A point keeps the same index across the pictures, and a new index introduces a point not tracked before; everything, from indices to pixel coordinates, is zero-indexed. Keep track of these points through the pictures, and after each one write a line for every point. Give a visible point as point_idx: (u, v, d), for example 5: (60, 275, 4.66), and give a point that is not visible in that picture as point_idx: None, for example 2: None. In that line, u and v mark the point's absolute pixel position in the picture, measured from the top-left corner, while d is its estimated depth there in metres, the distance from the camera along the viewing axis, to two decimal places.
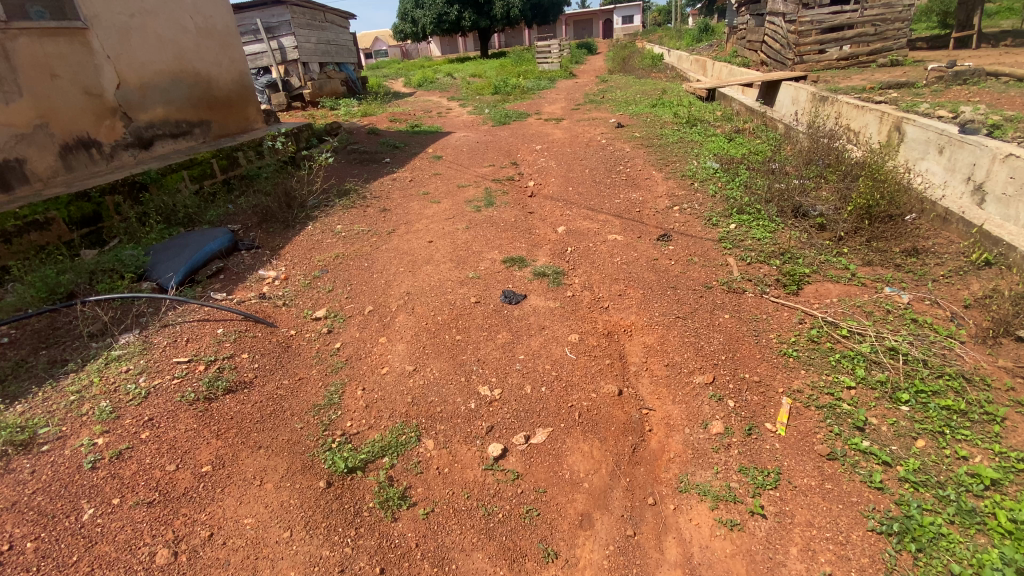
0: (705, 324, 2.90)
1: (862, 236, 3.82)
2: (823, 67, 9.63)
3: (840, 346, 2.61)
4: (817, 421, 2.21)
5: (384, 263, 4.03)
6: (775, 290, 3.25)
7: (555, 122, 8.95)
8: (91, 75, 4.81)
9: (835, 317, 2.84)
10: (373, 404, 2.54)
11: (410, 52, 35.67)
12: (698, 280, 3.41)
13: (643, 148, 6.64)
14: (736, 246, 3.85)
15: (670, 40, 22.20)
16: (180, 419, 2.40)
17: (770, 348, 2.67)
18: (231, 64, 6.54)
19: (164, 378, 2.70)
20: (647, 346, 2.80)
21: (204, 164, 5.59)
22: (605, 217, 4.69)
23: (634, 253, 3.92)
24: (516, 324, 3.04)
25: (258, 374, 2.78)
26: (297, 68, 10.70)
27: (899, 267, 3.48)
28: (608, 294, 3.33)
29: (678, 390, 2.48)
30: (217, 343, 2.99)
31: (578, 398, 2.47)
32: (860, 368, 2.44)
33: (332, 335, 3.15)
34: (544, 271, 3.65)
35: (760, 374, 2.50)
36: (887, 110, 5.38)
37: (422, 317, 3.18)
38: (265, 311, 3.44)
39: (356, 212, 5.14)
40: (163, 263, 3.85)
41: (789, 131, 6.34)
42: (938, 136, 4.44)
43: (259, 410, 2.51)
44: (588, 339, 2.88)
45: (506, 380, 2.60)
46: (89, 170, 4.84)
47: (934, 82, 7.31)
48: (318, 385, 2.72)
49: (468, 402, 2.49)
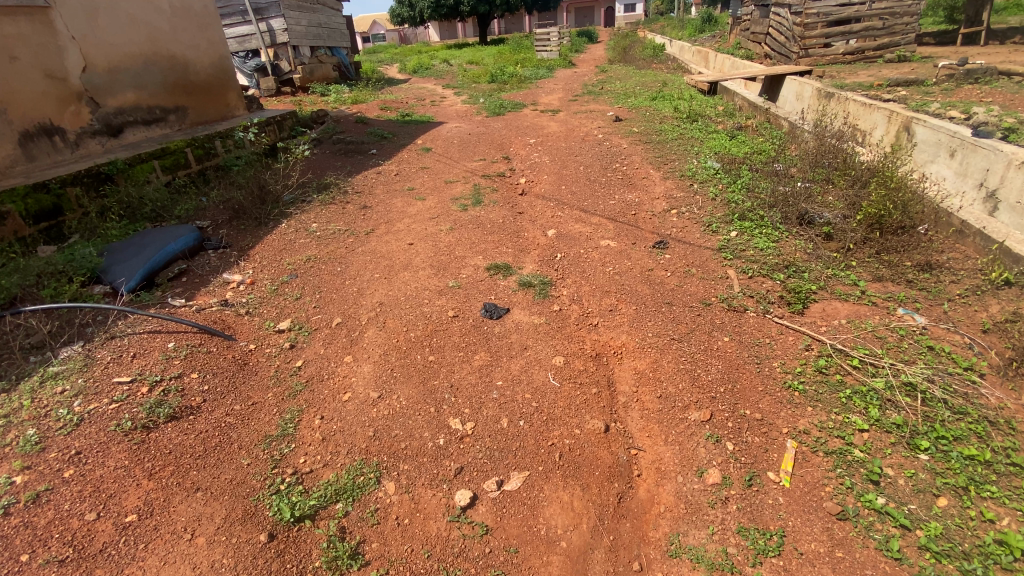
0: (703, 349, 2.64)
1: (871, 247, 3.56)
2: (828, 62, 9.29)
3: (850, 378, 2.36)
4: (826, 471, 1.96)
5: (358, 267, 3.74)
6: (779, 309, 2.98)
7: (551, 114, 8.63)
8: (53, 58, 4.46)
9: (845, 344, 2.57)
10: (331, 437, 2.28)
11: (408, 37, 34.89)
12: (695, 295, 3.14)
13: (641, 144, 6.33)
14: (738, 257, 3.57)
15: (671, 30, 21.74)
16: (111, 454, 2.14)
17: (773, 378, 2.41)
18: (209, 47, 6.17)
19: (101, 402, 2.42)
20: (637, 372, 2.55)
21: (178, 153, 5.26)
22: (598, 221, 4.41)
23: (627, 262, 3.64)
24: (496, 343, 2.77)
25: (208, 397, 2.52)
26: (286, 52, 10.28)
27: (911, 284, 3.23)
28: (598, 309, 3.07)
29: (671, 427, 2.22)
30: (166, 359, 2.72)
31: (559, 435, 2.21)
32: (874, 407, 2.18)
33: (295, 352, 2.88)
34: (531, 281, 3.37)
35: (763, 412, 2.24)
36: (896, 109, 5.10)
37: (394, 333, 2.91)
38: (225, 321, 3.16)
39: (335, 209, 4.85)
40: (119, 264, 3.55)
41: (794, 129, 6.05)
42: (949, 138, 4.18)
43: (201, 442, 2.25)
44: (574, 362, 2.61)
45: (481, 411, 2.34)
46: (52, 159, 4.51)
47: (943, 80, 7.01)
48: (272, 412, 2.47)
49: (436, 438, 2.23)
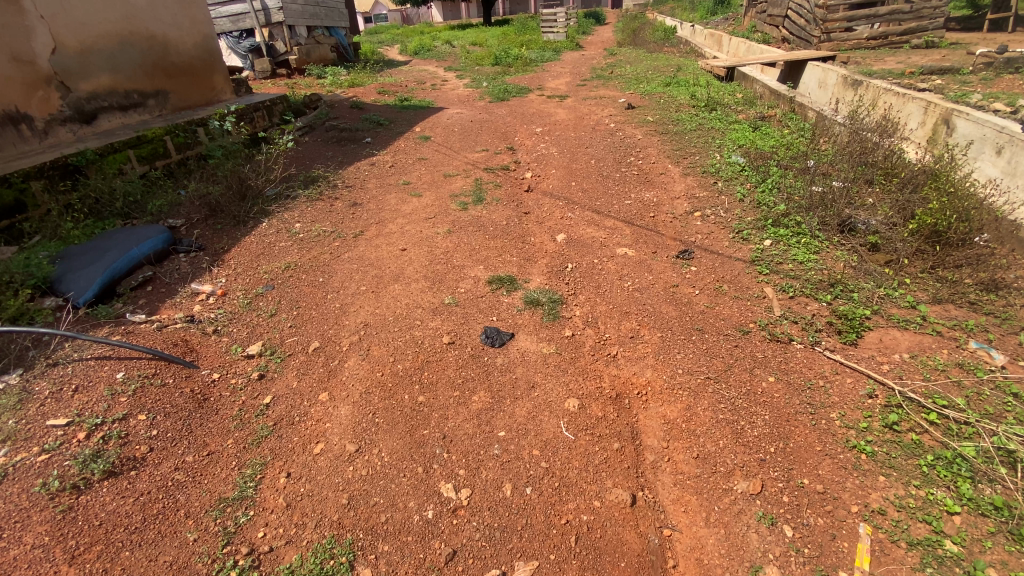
0: (745, 392, 2.22)
1: (925, 261, 3.12)
2: (851, 46, 8.62)
3: (928, 440, 1.95)
4: (911, 571, 1.56)
5: (343, 278, 3.32)
6: (830, 340, 2.54)
7: (559, 99, 8.11)
8: (19, 38, 3.99)
9: (918, 392, 2.14)
10: (297, 503, 1.89)
11: (410, 17, 34.03)
12: (728, 319, 2.71)
13: (656, 135, 5.84)
14: (775, 271, 3.13)
15: (681, 11, 20.98)
16: (30, 528, 1.77)
17: (833, 435, 2.00)
18: (193, 26, 5.67)
19: (30, 452, 2.03)
20: (665, 421, 2.14)
21: (156, 141, 4.80)
22: (612, 224, 3.96)
23: (648, 275, 3.21)
24: (498, 380, 2.36)
25: (156, 445, 2.13)
26: (282, 32, 9.77)
27: (976, 307, 2.79)
28: (616, 335, 2.65)
29: (712, 502, 1.82)
30: (112, 395, 2.31)
31: (575, 509, 1.81)
32: (964, 482, 1.77)
33: (263, 386, 2.47)
34: (538, 298, 2.94)
35: (825, 482, 1.83)
36: (933, 98, 4.65)
37: (378, 364, 2.49)
38: (188, 343, 2.76)
39: (322, 207, 4.41)
40: (73, 272, 3.13)
41: (822, 121, 5.58)
42: (997, 133, 3.73)
43: (140, 510, 1.87)
44: (591, 408, 2.20)
45: (479, 474, 1.93)
46: (16, 148, 4.07)
47: (982, 69, 6.46)
48: (231, 465, 2.07)
49: (424, 510, 1.82)
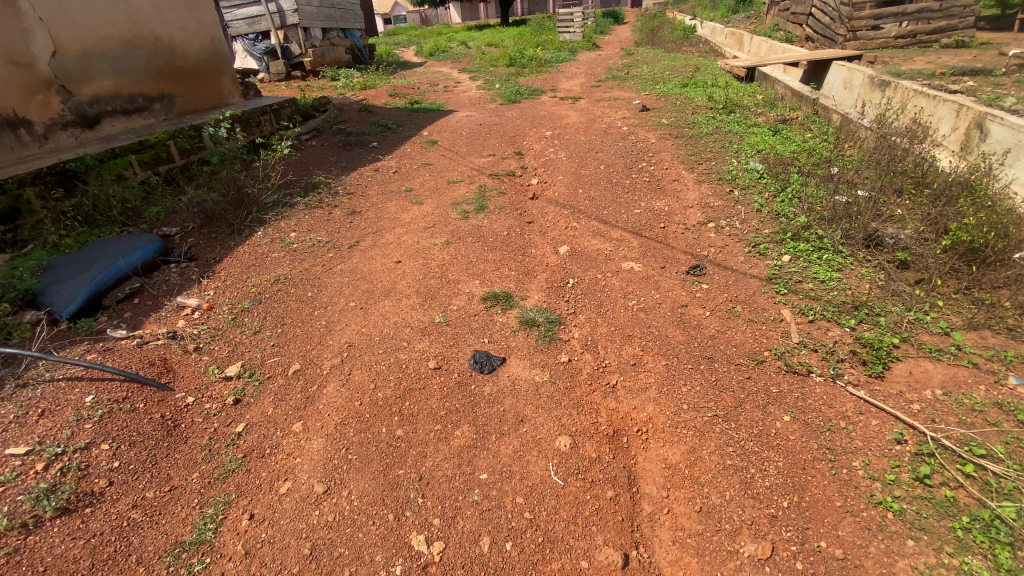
0: (756, 434, 2.00)
1: (960, 281, 2.85)
2: (879, 46, 8.22)
3: (964, 497, 1.71)
4: None
5: (333, 292, 3.17)
6: (853, 373, 2.29)
7: (571, 101, 7.89)
8: (17, 41, 3.94)
9: (952, 439, 1.90)
10: (256, 551, 1.73)
11: (428, 19, 34.01)
12: (740, 347, 2.48)
13: (671, 139, 5.59)
14: (793, 290, 2.89)
15: (701, 10, 20.54)
16: None
17: (856, 488, 1.77)
18: (200, 29, 5.59)
19: None
20: (665, 464, 1.94)
21: (159, 146, 4.71)
22: (620, 235, 3.75)
23: (655, 293, 3.00)
24: (484, 412, 2.18)
25: (117, 479, 1.98)
26: (297, 34, 9.73)
27: (1017, 333, 2.52)
28: (617, 362, 2.45)
29: (714, 565, 1.61)
30: (77, 421, 2.17)
31: (558, 570, 1.61)
32: (1006, 551, 1.53)
33: (237, 413, 2.32)
34: (534, 318, 2.76)
35: (845, 546, 1.61)
36: (966, 101, 4.34)
37: (358, 392, 2.33)
38: (166, 363, 2.62)
39: (320, 215, 4.28)
40: (58, 283, 3.02)
41: (846, 123, 5.27)
42: None
43: (89, 555, 1.72)
44: (584, 447, 2.00)
45: (455, 524, 1.75)
46: (15, 153, 4.02)
47: (1018, 70, 6.07)
48: (192, 504, 1.92)
49: (392, 565, 1.64)
